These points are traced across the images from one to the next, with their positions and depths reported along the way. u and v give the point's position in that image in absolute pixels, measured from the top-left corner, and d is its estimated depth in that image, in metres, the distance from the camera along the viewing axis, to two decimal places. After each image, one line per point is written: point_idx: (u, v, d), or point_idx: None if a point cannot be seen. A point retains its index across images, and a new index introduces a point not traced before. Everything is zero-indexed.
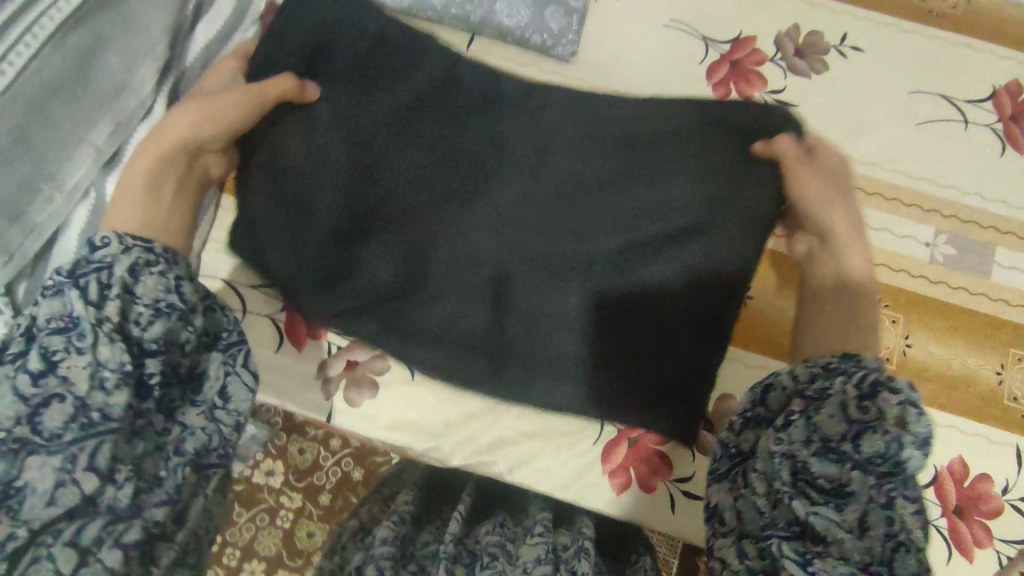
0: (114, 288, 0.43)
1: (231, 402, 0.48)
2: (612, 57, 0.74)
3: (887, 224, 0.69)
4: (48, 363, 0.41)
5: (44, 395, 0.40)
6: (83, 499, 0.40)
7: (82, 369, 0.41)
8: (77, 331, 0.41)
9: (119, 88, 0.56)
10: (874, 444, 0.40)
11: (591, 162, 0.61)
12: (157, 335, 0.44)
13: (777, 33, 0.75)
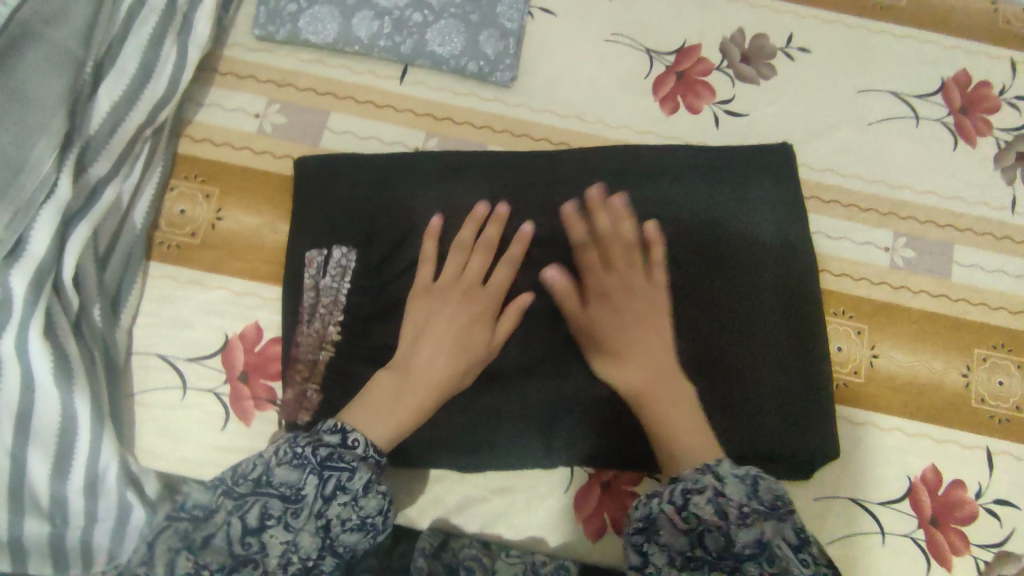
0: (272, 517, 0.46)
1: (281, 482, 0.47)
2: (555, 77, 0.70)
3: (847, 231, 0.68)
4: (260, 523, 0.46)
5: (244, 556, 0.45)
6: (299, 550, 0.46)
7: (280, 543, 0.45)
8: (295, 509, 0.46)
9: (13, 169, 0.50)
10: (716, 541, 0.46)
11: (578, 240, 0.62)
12: (284, 481, 0.47)
13: (721, 41, 0.73)
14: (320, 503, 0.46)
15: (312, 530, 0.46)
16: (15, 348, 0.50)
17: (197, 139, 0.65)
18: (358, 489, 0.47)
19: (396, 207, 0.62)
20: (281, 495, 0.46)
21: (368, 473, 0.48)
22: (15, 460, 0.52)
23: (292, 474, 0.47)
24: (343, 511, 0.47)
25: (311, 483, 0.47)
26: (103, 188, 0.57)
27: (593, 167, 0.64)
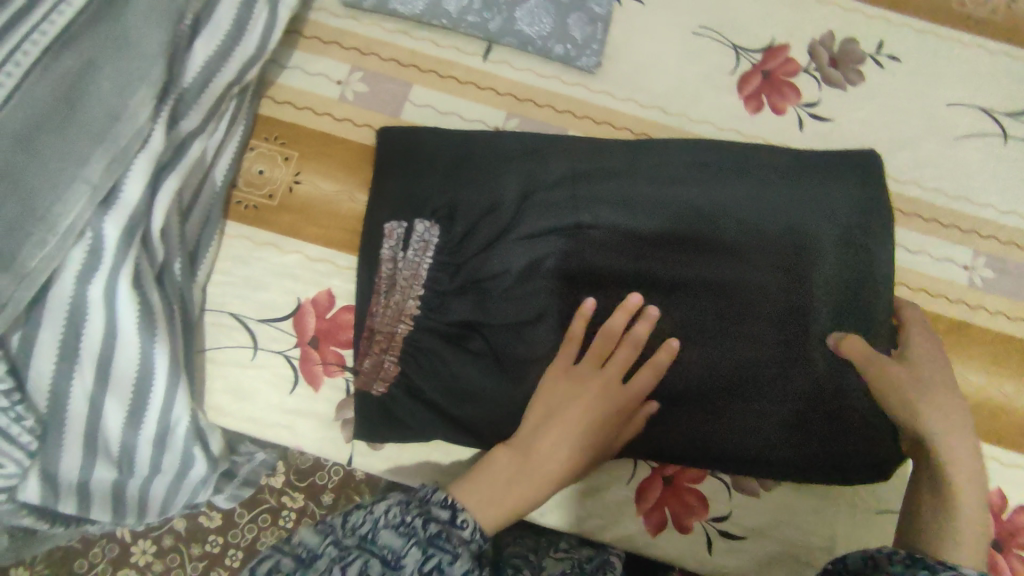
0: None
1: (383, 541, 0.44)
2: (640, 67, 0.69)
3: (926, 246, 0.67)
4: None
5: None
6: None
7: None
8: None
9: (113, 116, 0.50)
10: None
11: (650, 231, 0.61)
12: (387, 542, 0.44)
13: (810, 42, 0.71)
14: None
15: None
16: (103, 295, 0.50)
17: (279, 101, 0.65)
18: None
19: (480, 185, 0.61)
20: (382, 558, 0.43)
21: (468, 563, 0.44)
22: (92, 406, 0.52)
23: (395, 540, 0.44)
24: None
25: (414, 554, 0.43)
26: (192, 143, 0.57)
27: (677, 156, 0.63)
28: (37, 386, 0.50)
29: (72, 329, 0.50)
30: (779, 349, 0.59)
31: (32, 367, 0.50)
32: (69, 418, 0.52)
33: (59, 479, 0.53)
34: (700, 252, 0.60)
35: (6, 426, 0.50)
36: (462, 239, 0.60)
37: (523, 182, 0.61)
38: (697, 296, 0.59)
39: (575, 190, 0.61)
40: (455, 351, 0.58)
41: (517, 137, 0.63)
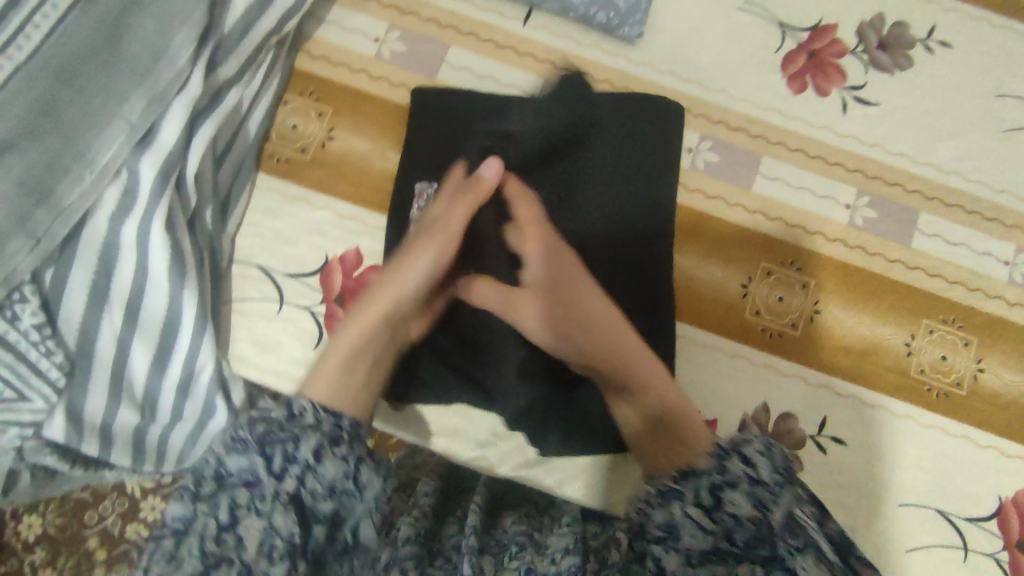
0: (242, 515, 0.37)
1: (226, 472, 0.38)
2: (683, 39, 0.67)
3: (967, 238, 0.65)
4: (232, 518, 0.37)
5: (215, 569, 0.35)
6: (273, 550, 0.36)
7: (256, 532, 0.36)
8: (258, 491, 0.37)
9: (154, 55, 0.49)
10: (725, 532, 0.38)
11: (609, 163, 0.59)
12: (232, 469, 0.38)
13: (859, 25, 0.68)
14: (276, 484, 0.38)
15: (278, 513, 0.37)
16: (136, 235, 0.50)
17: (315, 55, 0.64)
18: (311, 457, 0.39)
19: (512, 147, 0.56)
20: (238, 485, 0.38)
21: (320, 437, 0.39)
22: (120, 347, 0.52)
23: (238, 462, 0.38)
24: (313, 485, 0.38)
25: (255, 468, 0.38)
26: (228, 91, 0.56)
27: (664, 118, 0.62)
28: (68, 323, 0.50)
29: (105, 268, 0.50)
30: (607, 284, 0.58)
31: (65, 303, 0.50)
32: (97, 358, 0.52)
33: (83, 420, 0.53)
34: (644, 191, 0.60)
35: (35, 360, 0.49)
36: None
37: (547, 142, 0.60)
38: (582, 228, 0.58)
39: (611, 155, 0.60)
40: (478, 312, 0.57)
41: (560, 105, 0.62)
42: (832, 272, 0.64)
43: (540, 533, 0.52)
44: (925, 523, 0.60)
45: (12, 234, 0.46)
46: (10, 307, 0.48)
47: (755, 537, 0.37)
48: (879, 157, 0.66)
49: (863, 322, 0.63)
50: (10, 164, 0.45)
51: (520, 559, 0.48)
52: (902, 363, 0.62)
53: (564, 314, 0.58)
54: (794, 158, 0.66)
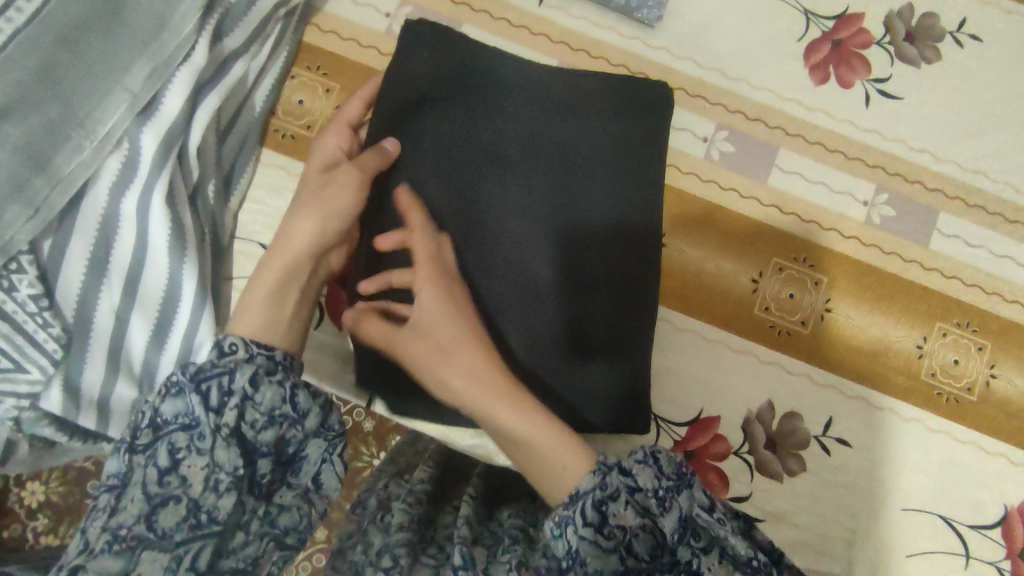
0: (182, 453, 0.41)
1: (169, 412, 0.42)
2: (703, 23, 0.65)
3: (987, 241, 0.63)
4: (173, 460, 0.41)
5: (163, 495, 0.40)
6: (228, 483, 0.41)
7: (199, 469, 0.41)
8: (197, 432, 0.41)
9: (157, 24, 0.48)
10: (642, 542, 0.44)
11: (598, 149, 0.59)
12: (174, 410, 0.42)
13: (888, 14, 0.66)
14: (215, 417, 0.42)
15: (222, 445, 0.41)
16: (136, 208, 0.49)
17: (323, 29, 0.62)
18: (251, 389, 0.43)
19: (510, 128, 0.58)
20: (180, 427, 0.42)
21: (252, 368, 0.43)
22: (118, 321, 0.51)
23: (177, 404, 0.42)
24: (252, 416, 0.43)
25: (194, 402, 0.42)
26: (234, 63, 0.54)
27: (652, 109, 0.60)
28: (66, 295, 0.50)
29: (104, 240, 0.49)
30: (587, 265, 0.57)
31: (63, 275, 0.49)
32: (95, 331, 0.51)
33: (81, 392, 0.52)
34: (628, 173, 0.59)
35: (32, 331, 0.49)
36: (482, 177, 0.57)
37: (530, 121, 0.58)
38: (571, 213, 0.57)
39: (595, 140, 0.59)
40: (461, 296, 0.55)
41: (551, 85, 0.59)
42: (843, 269, 0.62)
43: (535, 531, 0.51)
44: (929, 529, 0.59)
45: (9, 203, 0.44)
46: (7, 276, 0.47)
47: (655, 546, 0.44)
48: (900, 154, 0.64)
49: (860, 311, 0.62)
50: (8, 132, 0.44)
51: (512, 553, 0.48)
52: (913, 365, 0.61)
53: (527, 291, 0.56)
54: (812, 151, 0.64)
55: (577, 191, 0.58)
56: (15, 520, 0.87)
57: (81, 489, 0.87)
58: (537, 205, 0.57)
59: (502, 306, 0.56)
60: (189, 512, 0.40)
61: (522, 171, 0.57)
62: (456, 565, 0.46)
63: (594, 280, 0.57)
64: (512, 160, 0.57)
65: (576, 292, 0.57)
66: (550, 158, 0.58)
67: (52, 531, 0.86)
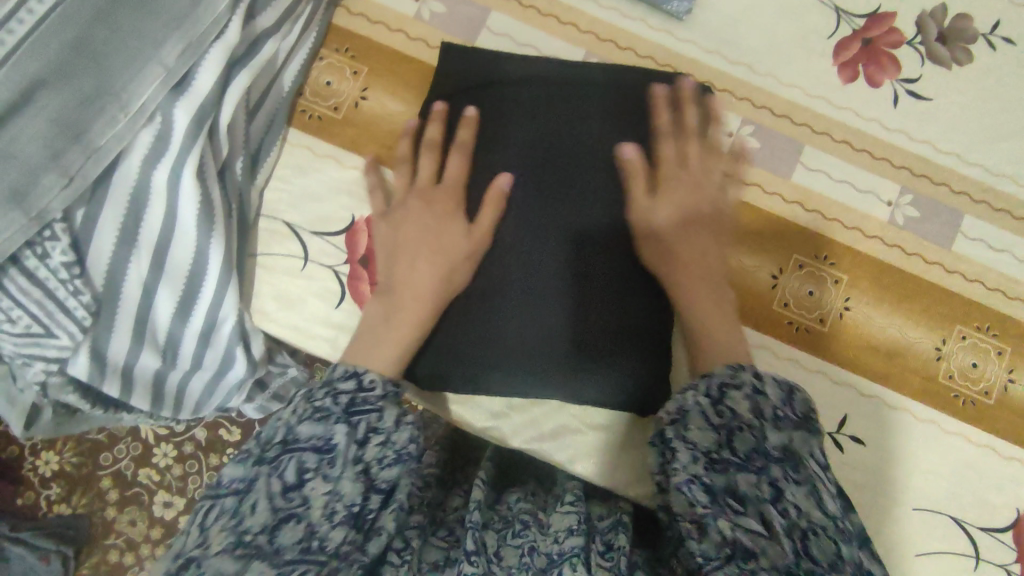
0: (308, 475, 0.43)
1: (304, 429, 0.45)
2: (731, 18, 0.65)
3: (1011, 245, 0.63)
4: (299, 479, 0.43)
5: (286, 511, 0.42)
6: (345, 513, 0.42)
7: (322, 495, 0.42)
8: (330, 458, 0.43)
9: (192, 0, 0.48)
10: (743, 441, 0.43)
11: (602, 137, 0.58)
12: (310, 433, 0.44)
13: (920, 13, 0.65)
14: (354, 449, 0.44)
15: (352, 476, 0.43)
16: (167, 181, 0.50)
17: (352, 11, 0.62)
18: (391, 428, 0.46)
19: (517, 118, 0.58)
20: (314, 448, 0.44)
21: (396, 410, 0.47)
22: (145, 292, 0.52)
23: (316, 428, 0.44)
24: (381, 450, 0.45)
25: (340, 432, 0.44)
26: (265, 41, 0.55)
27: (666, 96, 0.60)
28: (97, 264, 0.50)
29: (135, 212, 0.50)
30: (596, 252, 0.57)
31: (94, 244, 0.50)
32: (123, 301, 0.52)
33: (106, 359, 0.53)
34: (635, 157, 0.58)
35: (63, 298, 0.49)
36: (489, 167, 0.57)
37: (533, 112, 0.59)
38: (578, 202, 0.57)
39: (601, 127, 0.59)
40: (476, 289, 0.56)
41: (560, 75, 0.60)
42: (864, 267, 0.62)
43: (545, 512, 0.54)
44: (938, 531, 0.59)
45: (45, 171, 0.46)
46: (41, 244, 0.48)
47: (754, 449, 0.43)
48: (926, 155, 0.64)
49: (879, 307, 0.61)
50: (46, 101, 0.45)
51: (524, 538, 0.51)
52: (931, 367, 0.61)
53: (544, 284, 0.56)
54: (837, 150, 0.64)
55: (583, 179, 0.58)
56: (28, 488, 0.88)
57: (94, 461, 0.89)
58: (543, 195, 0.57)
59: (514, 296, 0.56)
60: (304, 537, 0.41)
61: (525, 162, 0.57)
62: (469, 549, 0.48)
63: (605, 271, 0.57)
64: (513, 151, 0.58)
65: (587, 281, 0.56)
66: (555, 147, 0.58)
67: (64, 501, 0.88)
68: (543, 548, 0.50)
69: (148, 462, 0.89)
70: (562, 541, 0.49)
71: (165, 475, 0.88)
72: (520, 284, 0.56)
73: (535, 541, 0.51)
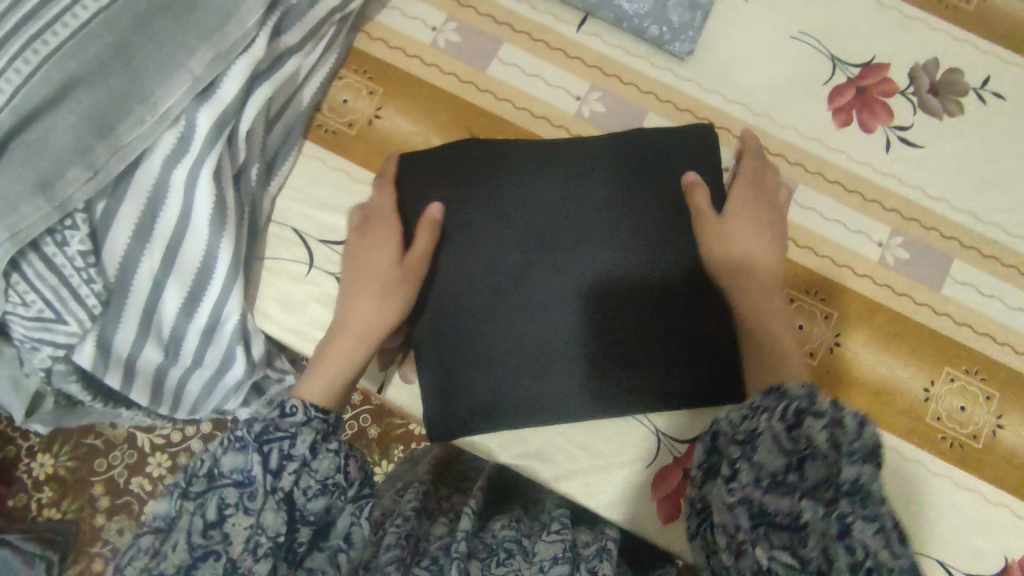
0: (293, 459, 0.45)
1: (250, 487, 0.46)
2: (729, 61, 0.68)
3: (999, 291, 0.64)
4: (219, 515, 0.42)
5: (205, 549, 0.40)
6: (252, 534, 0.41)
7: (244, 529, 0.42)
8: (251, 491, 0.43)
9: (224, 16, 0.52)
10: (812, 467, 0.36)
11: (607, 184, 0.60)
12: (234, 470, 0.44)
13: (912, 66, 0.68)
14: (271, 479, 0.44)
15: (274, 506, 0.43)
16: (184, 180, 0.53)
17: (373, 37, 0.66)
18: (306, 453, 0.46)
19: (517, 186, 0.60)
20: (234, 484, 0.43)
21: (310, 436, 0.47)
22: (155, 285, 0.54)
23: (237, 460, 0.44)
24: (299, 478, 0.45)
25: (255, 461, 0.44)
26: (288, 57, 0.58)
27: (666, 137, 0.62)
28: (112, 255, 0.53)
29: (152, 208, 0.53)
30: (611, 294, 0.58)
31: (110, 236, 0.52)
32: (132, 292, 0.54)
33: (111, 349, 0.55)
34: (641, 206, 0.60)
35: (76, 285, 0.52)
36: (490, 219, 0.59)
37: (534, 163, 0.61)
38: (587, 251, 0.59)
39: (610, 174, 0.60)
40: (488, 330, 0.58)
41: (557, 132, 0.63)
42: (856, 303, 0.63)
43: (528, 541, 0.54)
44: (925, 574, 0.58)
45: (72, 163, 0.48)
46: (61, 232, 0.51)
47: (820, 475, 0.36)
48: (916, 200, 0.66)
49: (870, 339, 0.62)
50: (80, 99, 0.48)
51: (507, 567, 0.49)
52: (919, 408, 0.61)
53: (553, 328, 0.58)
54: (830, 190, 0.66)
55: (591, 225, 0.59)
56: (20, 490, 0.89)
57: (89, 467, 0.90)
58: (545, 243, 0.59)
59: (525, 336, 0.58)
60: (228, 571, 0.39)
61: (527, 211, 0.59)
62: None
63: (622, 319, 0.58)
64: (513, 202, 0.60)
65: (597, 326, 0.58)
66: (559, 194, 0.60)
67: (55, 505, 0.89)
68: None
69: (141, 471, 0.89)
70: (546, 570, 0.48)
71: (159, 484, 0.89)
72: (530, 326, 0.58)
73: (519, 570, 0.50)
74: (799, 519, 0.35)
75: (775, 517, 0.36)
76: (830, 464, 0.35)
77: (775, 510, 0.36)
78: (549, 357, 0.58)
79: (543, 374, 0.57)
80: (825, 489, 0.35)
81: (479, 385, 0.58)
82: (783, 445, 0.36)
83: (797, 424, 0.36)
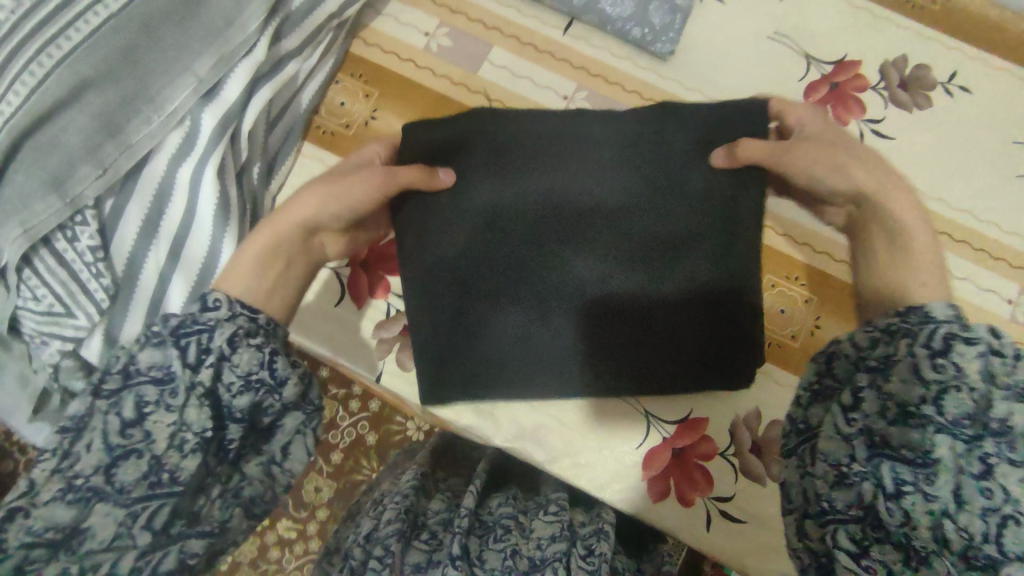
0: (211, 353, 0.40)
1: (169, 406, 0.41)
2: (709, 61, 0.71)
3: (971, 274, 0.67)
4: (138, 413, 0.37)
5: (125, 447, 0.37)
6: (172, 433, 0.37)
7: (166, 427, 0.37)
8: (171, 387, 0.38)
9: (227, 22, 0.55)
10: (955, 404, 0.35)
11: (610, 180, 0.57)
12: (152, 365, 0.39)
13: (882, 63, 0.71)
14: (191, 375, 0.39)
15: (197, 404, 0.38)
16: (189, 177, 0.56)
17: (368, 43, 0.69)
18: (227, 347, 0.40)
19: (514, 181, 0.57)
20: (153, 380, 0.38)
21: (231, 329, 0.41)
22: (161, 278, 0.56)
23: (154, 355, 0.39)
24: (222, 376, 0.40)
25: (175, 358, 0.39)
26: (288, 62, 0.61)
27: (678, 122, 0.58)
28: (119, 250, 0.55)
29: (158, 204, 0.56)
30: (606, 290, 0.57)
31: (118, 231, 0.55)
32: (139, 285, 0.56)
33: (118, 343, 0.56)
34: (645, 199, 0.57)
35: (85, 280, 0.54)
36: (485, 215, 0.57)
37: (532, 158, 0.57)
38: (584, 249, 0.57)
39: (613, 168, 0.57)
40: (482, 325, 0.58)
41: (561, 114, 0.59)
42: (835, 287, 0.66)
43: (525, 518, 0.56)
44: None
45: (83, 161, 0.51)
46: (72, 228, 0.53)
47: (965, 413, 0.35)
48: None
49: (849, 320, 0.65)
50: (90, 101, 0.51)
51: (506, 542, 0.51)
52: None
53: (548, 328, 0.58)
54: None
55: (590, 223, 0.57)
56: None
57: None
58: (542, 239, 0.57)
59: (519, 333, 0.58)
60: (150, 470, 0.37)
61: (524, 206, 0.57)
62: (454, 553, 0.47)
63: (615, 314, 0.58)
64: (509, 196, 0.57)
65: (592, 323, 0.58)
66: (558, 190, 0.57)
67: None
68: (525, 552, 0.50)
69: None
70: (544, 547, 0.50)
71: None
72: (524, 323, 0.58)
73: (517, 544, 0.51)
74: (926, 453, 0.35)
75: (897, 450, 0.36)
76: (978, 397, 0.34)
77: (900, 443, 0.36)
78: (544, 356, 0.58)
79: (536, 371, 0.59)
80: (970, 426, 0.35)
81: (474, 379, 0.59)
82: (922, 377, 0.36)
83: (943, 353, 0.36)
